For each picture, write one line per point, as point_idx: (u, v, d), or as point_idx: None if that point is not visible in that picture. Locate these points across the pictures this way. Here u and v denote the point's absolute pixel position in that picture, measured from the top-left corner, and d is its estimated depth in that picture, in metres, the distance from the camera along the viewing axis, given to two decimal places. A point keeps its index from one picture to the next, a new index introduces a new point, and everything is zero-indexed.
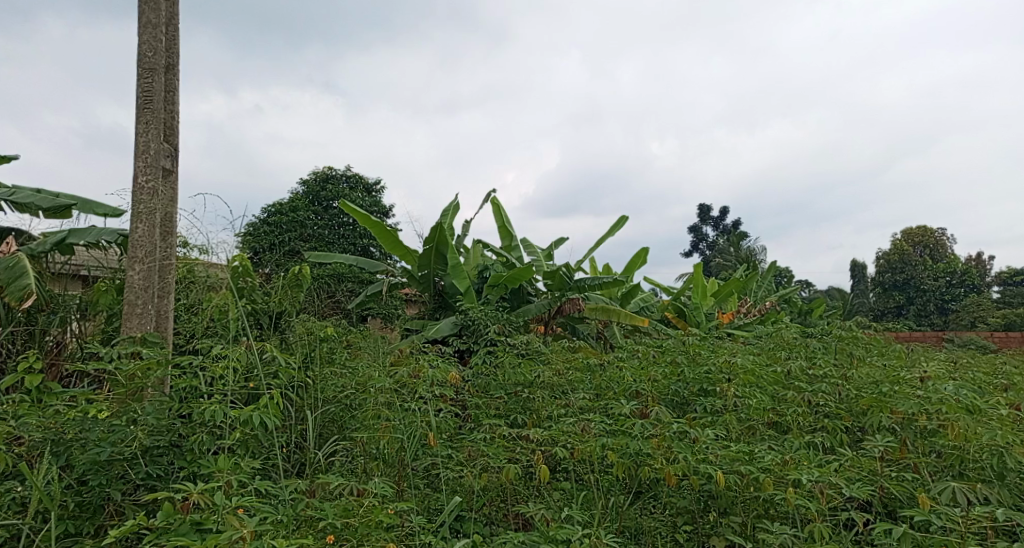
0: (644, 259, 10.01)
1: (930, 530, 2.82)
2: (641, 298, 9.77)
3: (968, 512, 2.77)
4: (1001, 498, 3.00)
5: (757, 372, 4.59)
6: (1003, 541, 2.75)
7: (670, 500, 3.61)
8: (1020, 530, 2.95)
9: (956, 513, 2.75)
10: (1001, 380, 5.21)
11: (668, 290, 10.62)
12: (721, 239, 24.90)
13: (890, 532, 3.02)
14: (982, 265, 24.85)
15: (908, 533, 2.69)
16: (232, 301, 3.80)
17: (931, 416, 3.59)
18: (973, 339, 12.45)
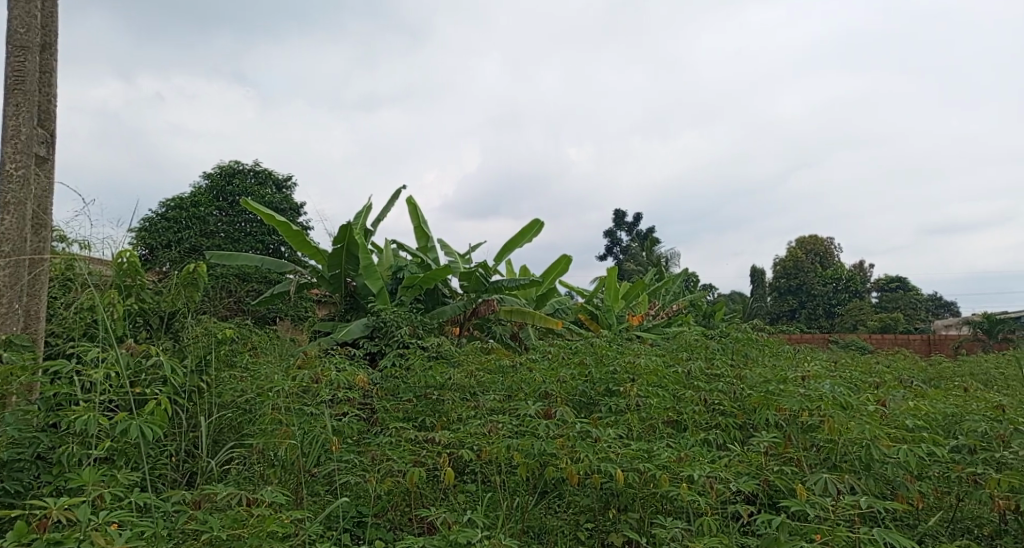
0: (560, 268, 10.20)
1: (806, 518, 3.01)
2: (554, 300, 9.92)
3: (837, 501, 2.98)
4: (864, 488, 3.27)
5: (661, 372, 4.75)
6: (868, 527, 2.97)
7: (573, 498, 3.69)
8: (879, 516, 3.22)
9: (828, 502, 2.97)
10: (876, 379, 5.64)
11: (580, 293, 10.85)
12: (631, 244, 25.64)
13: (772, 522, 3.20)
14: (865, 272, 26.73)
15: (785, 523, 2.87)
16: (102, 301, 3.54)
17: (811, 412, 3.83)
18: (854, 341, 13.41)
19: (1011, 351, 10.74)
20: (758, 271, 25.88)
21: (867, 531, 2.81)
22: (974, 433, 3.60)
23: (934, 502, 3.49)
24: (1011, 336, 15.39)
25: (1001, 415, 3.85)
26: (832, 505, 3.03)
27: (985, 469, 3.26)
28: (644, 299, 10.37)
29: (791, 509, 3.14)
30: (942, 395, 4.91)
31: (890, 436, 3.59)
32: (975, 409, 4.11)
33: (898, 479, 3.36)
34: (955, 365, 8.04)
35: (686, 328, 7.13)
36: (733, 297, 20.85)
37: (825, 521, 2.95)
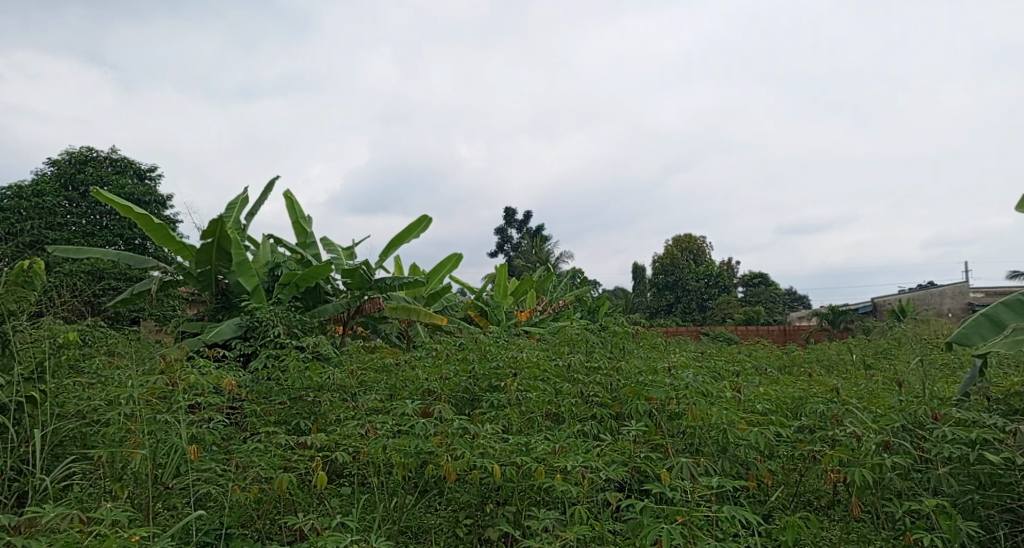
0: (451, 265, 10.15)
1: (668, 500, 3.17)
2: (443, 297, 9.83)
3: (694, 485, 3.16)
4: (716, 470, 3.50)
5: (542, 366, 4.80)
6: (720, 505, 3.17)
7: (453, 495, 3.65)
8: (731, 494, 3.46)
9: (687, 485, 3.15)
10: (736, 368, 6.02)
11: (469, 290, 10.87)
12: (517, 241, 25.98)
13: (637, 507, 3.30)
14: (732, 268, 28.51)
15: (648, 506, 3.00)
16: None
17: (675, 401, 4.04)
18: (724, 333, 14.28)
19: (855, 339, 11.81)
20: (638, 268, 26.97)
21: (721, 509, 3.01)
22: (814, 414, 3.97)
23: (782, 479, 3.72)
24: (851, 325, 16.96)
25: (839, 396, 4.23)
26: (690, 489, 3.20)
27: (820, 446, 3.57)
28: (532, 295, 10.52)
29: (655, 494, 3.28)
30: (793, 380, 5.32)
31: (745, 420, 3.86)
32: (819, 392, 4.49)
33: (749, 459, 3.61)
34: (806, 353, 8.76)
35: (569, 323, 7.30)
36: (615, 292, 21.61)
37: (687, 505, 3.11)
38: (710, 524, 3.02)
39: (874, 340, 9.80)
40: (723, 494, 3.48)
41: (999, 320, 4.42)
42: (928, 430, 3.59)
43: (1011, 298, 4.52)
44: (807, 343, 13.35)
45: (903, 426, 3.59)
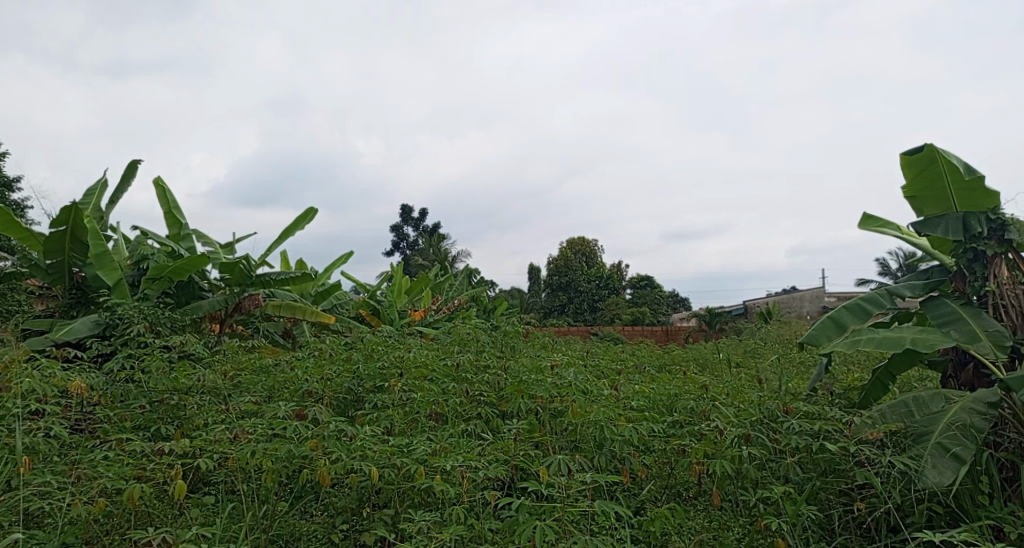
0: (344, 261, 9.80)
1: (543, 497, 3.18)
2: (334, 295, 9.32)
3: (569, 483, 3.16)
4: (587, 465, 3.53)
5: (430, 366, 4.64)
6: (591, 501, 3.21)
7: (330, 500, 3.40)
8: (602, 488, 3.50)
9: (561, 482, 3.14)
10: (620, 367, 6.13)
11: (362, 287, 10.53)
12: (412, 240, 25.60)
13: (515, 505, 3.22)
14: (621, 270, 29.44)
15: (524, 504, 3.00)
16: None
17: (554, 399, 4.05)
18: (615, 333, 14.65)
19: (735, 339, 12.42)
20: (532, 269, 27.27)
21: (592, 505, 3.04)
22: (684, 410, 4.10)
23: (655, 472, 3.77)
24: (726, 326, 17.97)
25: (710, 394, 4.39)
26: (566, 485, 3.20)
27: (689, 440, 3.70)
28: (426, 294, 10.21)
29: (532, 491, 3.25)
30: (670, 378, 5.49)
31: (623, 416, 3.92)
32: (697, 390, 4.62)
33: (625, 455, 3.65)
34: (689, 352, 9.11)
35: (463, 322, 7.13)
36: (510, 292, 21.74)
37: (564, 501, 3.11)
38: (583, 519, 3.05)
39: (749, 340, 10.34)
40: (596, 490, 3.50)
41: (840, 321, 4.73)
42: (780, 423, 3.76)
43: (851, 303, 4.84)
44: (687, 343, 13.98)
45: (761, 419, 3.76)
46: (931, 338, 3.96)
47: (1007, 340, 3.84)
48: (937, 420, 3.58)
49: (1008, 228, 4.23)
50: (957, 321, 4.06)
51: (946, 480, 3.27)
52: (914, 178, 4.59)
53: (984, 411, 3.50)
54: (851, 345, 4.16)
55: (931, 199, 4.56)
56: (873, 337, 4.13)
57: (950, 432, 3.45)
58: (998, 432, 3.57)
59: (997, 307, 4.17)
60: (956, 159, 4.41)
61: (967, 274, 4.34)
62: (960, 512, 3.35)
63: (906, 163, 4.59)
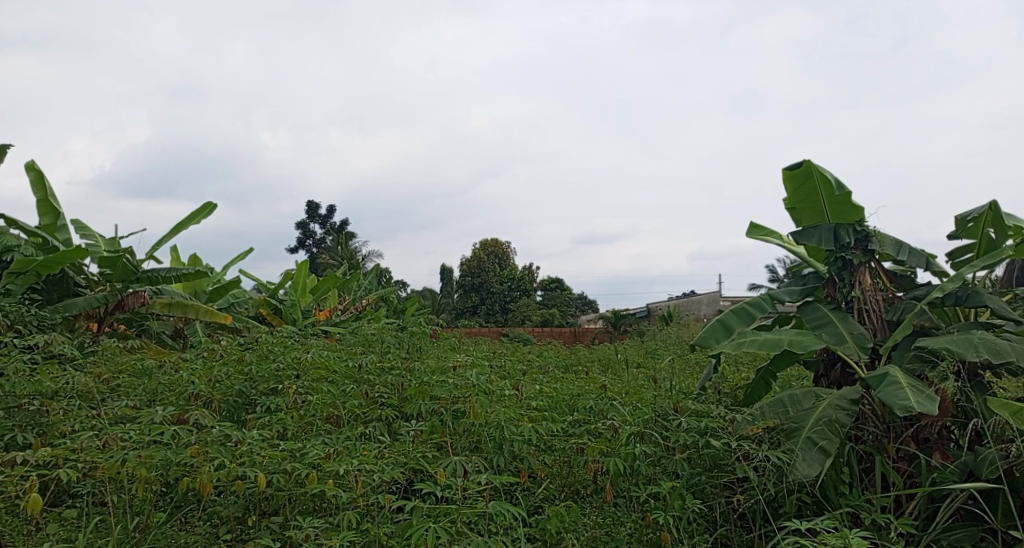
0: (242, 258, 9.41)
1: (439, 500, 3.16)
2: (230, 294, 8.95)
3: (465, 483, 3.17)
4: (484, 466, 3.53)
5: (332, 366, 4.51)
6: (486, 500, 3.23)
7: (214, 509, 3.25)
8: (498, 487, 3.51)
9: (458, 484, 3.14)
10: (525, 367, 6.18)
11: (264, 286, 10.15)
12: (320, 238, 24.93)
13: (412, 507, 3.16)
14: (532, 271, 29.72)
15: (418, 507, 2.97)
16: None
17: (456, 400, 3.98)
18: (526, 335, 14.77)
19: (644, 339, 12.80)
20: (444, 269, 27.14)
21: (485, 505, 3.06)
22: (584, 409, 4.20)
23: (553, 471, 3.83)
24: (631, 327, 18.47)
25: (608, 394, 4.52)
26: (462, 486, 3.20)
27: (585, 439, 3.81)
28: (333, 295, 9.97)
29: (429, 493, 3.23)
30: (571, 378, 5.60)
31: (524, 417, 3.96)
32: (596, 391, 4.74)
33: (522, 454, 3.69)
34: (597, 353, 9.30)
35: (369, 322, 6.96)
36: (421, 293, 21.56)
37: (458, 502, 3.11)
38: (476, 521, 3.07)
39: (656, 339, 10.67)
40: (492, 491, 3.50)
41: (728, 325, 5.00)
42: (670, 421, 3.93)
43: (737, 307, 5.12)
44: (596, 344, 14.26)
45: (653, 417, 3.92)
46: (806, 339, 4.24)
47: (870, 343, 4.18)
48: (807, 415, 3.83)
49: (872, 239, 4.62)
50: (827, 324, 4.37)
51: (813, 472, 3.50)
52: (795, 191, 4.91)
53: (849, 407, 3.77)
54: (737, 346, 4.40)
55: (810, 211, 4.91)
56: (756, 339, 4.39)
57: (819, 427, 3.69)
58: (859, 426, 3.84)
59: (860, 312, 4.50)
60: (830, 176, 4.75)
61: (837, 281, 4.67)
62: (823, 501, 3.62)
63: (788, 178, 4.89)
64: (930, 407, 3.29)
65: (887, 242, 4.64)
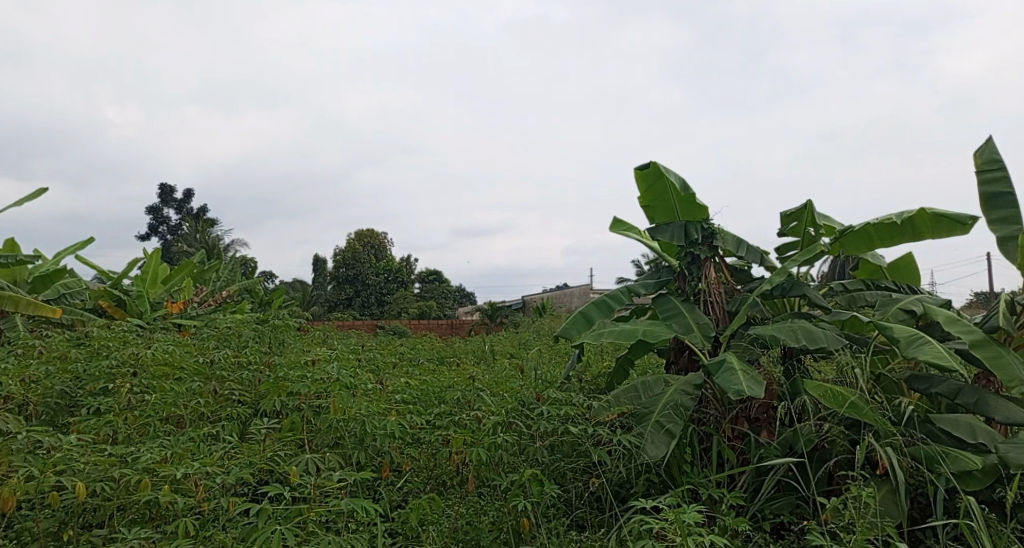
0: (81, 246, 8.61)
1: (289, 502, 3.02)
2: (64, 285, 8.17)
3: (321, 482, 3.06)
4: (341, 463, 3.41)
5: (178, 362, 4.19)
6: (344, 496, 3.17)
7: (24, 524, 2.88)
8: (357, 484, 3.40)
9: (311, 483, 3.04)
10: (394, 360, 6.07)
11: (108, 276, 9.33)
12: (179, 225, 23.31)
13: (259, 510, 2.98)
14: (410, 263, 29.35)
15: (266, 509, 2.83)
16: None
17: (317, 396, 3.77)
18: (403, 329, 14.51)
19: (525, 330, 12.95)
20: (316, 259, 26.22)
21: (337, 504, 2.96)
22: (452, 401, 4.24)
23: (417, 464, 3.78)
24: (508, 319, 18.62)
25: (477, 385, 4.54)
26: (317, 485, 3.09)
27: (450, 430, 3.78)
28: (186, 285, 9.07)
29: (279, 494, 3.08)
30: (439, 371, 5.56)
31: (389, 411, 3.87)
32: (464, 383, 4.74)
33: (385, 448, 3.59)
34: (475, 345, 9.30)
35: (229, 315, 6.55)
36: (291, 285, 20.67)
37: (310, 502, 2.98)
38: (326, 519, 2.97)
39: (536, 330, 10.83)
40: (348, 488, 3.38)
41: (589, 316, 5.18)
42: (531, 410, 4.01)
43: (598, 299, 5.32)
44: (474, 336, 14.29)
45: (517, 408, 3.98)
46: (658, 329, 4.48)
47: (712, 332, 4.48)
48: (656, 401, 4.03)
49: (716, 237, 4.95)
50: (677, 315, 4.64)
51: (660, 453, 3.70)
52: (647, 190, 5.18)
53: (693, 392, 4.02)
54: (596, 337, 4.57)
55: (661, 209, 5.21)
56: (613, 330, 4.58)
57: (666, 411, 3.90)
58: (702, 410, 4.13)
59: (705, 303, 4.83)
60: (677, 177, 5.04)
61: (687, 275, 5.02)
62: (668, 480, 3.84)
63: (641, 177, 5.14)
64: (758, 390, 3.58)
65: (728, 239, 4.97)
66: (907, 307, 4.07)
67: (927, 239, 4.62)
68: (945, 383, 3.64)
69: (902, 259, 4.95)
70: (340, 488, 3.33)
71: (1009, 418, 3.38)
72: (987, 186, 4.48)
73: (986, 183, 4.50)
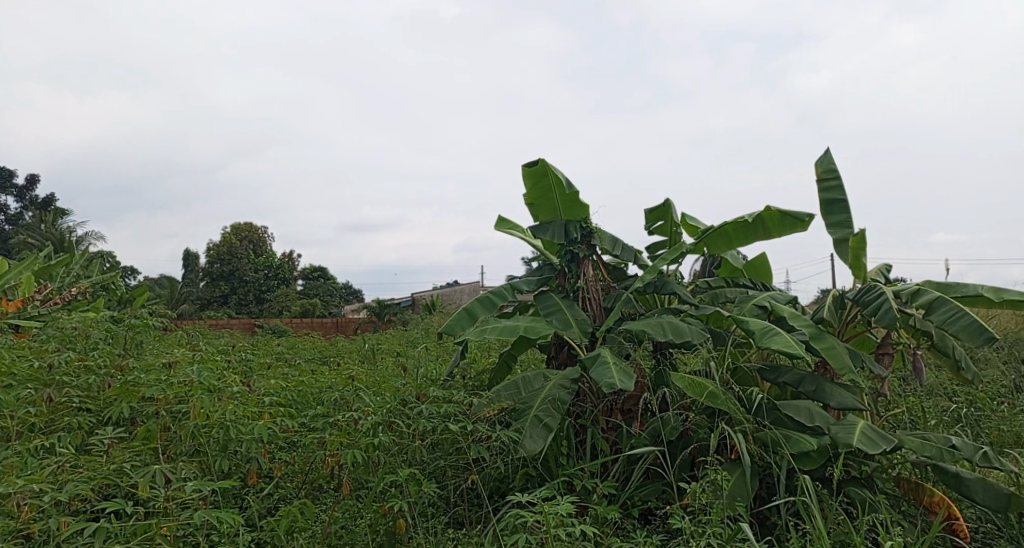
0: None
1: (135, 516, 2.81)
2: None
3: (171, 493, 2.88)
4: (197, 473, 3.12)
5: (7, 368, 3.79)
6: (195, 509, 3.00)
7: None
8: (217, 497, 3.26)
9: (159, 494, 2.85)
10: (269, 361, 5.83)
11: None
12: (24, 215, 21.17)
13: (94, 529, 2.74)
14: (293, 258, 28.29)
15: (102, 528, 2.61)
16: None
17: (176, 400, 3.53)
18: (283, 327, 13.94)
19: (412, 326, 12.81)
20: (188, 253, 24.72)
21: (187, 518, 2.79)
22: (329, 402, 4.12)
23: (292, 468, 3.70)
24: (395, 317, 18.35)
25: (354, 385, 4.45)
26: (168, 497, 2.90)
27: (325, 431, 3.67)
28: (26, 281, 8.22)
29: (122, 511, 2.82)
30: (316, 371, 5.39)
31: (259, 414, 3.71)
32: (343, 383, 4.62)
33: (252, 454, 3.44)
34: (359, 343, 9.10)
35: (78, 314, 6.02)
36: (157, 281, 19.34)
37: (161, 518, 2.80)
38: (180, 533, 2.82)
39: (424, 327, 10.74)
40: (209, 498, 3.21)
41: (473, 313, 5.21)
42: (411, 408, 3.98)
43: (481, 296, 5.36)
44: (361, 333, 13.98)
45: (395, 407, 3.92)
46: (539, 325, 4.57)
47: (589, 327, 4.63)
48: (536, 395, 4.11)
49: (594, 235, 5.11)
50: (557, 311, 4.76)
51: (538, 447, 3.78)
52: (533, 188, 5.27)
53: (570, 386, 4.14)
54: (479, 334, 4.60)
55: (545, 207, 5.32)
56: (496, 326, 4.63)
57: (544, 406, 3.99)
58: (579, 403, 4.27)
59: (583, 300, 4.98)
60: (562, 175, 5.18)
61: (566, 272, 5.14)
62: (545, 472, 3.94)
63: (526, 174, 5.23)
64: (629, 383, 3.75)
65: (605, 238, 5.18)
66: (760, 303, 4.40)
67: (777, 238, 5.00)
68: (790, 373, 3.97)
69: (757, 259, 5.33)
70: (198, 500, 3.15)
71: (842, 403, 3.74)
72: (824, 193, 4.92)
73: (824, 190, 4.93)
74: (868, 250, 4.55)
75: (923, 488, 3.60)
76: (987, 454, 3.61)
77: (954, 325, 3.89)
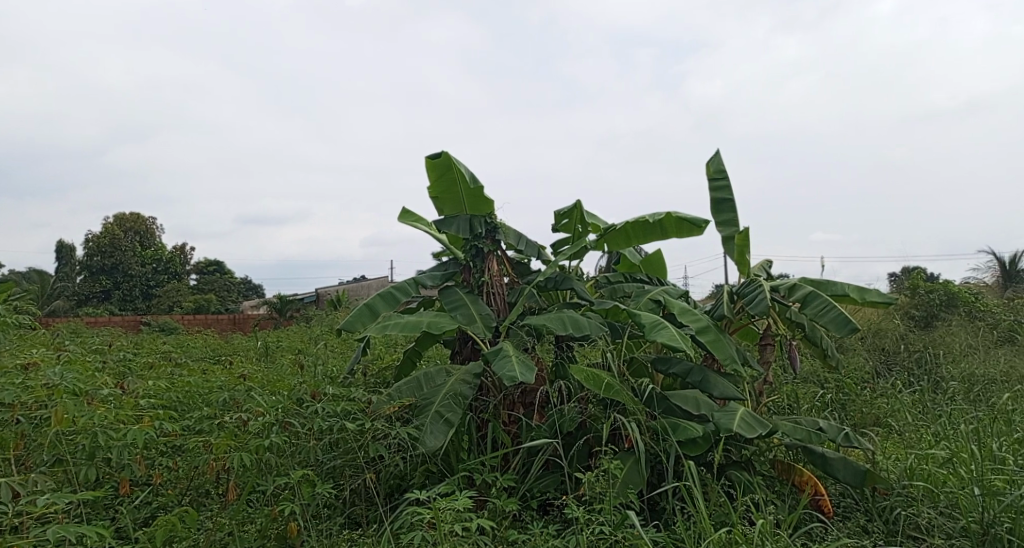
0: None
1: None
2: None
3: (23, 508, 2.63)
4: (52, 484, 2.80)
5: None
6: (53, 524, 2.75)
7: None
8: (79, 511, 3.04)
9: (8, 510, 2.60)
10: (151, 361, 5.46)
11: None
12: None
13: None
14: (186, 252, 26.80)
15: None
16: None
17: (36, 406, 3.15)
18: (173, 325, 13.15)
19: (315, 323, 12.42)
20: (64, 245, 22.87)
21: (41, 534, 2.55)
22: (217, 403, 3.84)
23: (172, 475, 3.53)
24: (296, 313, 17.74)
25: (244, 385, 4.24)
26: (20, 512, 2.68)
27: (210, 435, 3.47)
28: None
29: None
30: (201, 371, 5.10)
31: (138, 419, 3.45)
32: (233, 383, 4.39)
33: (124, 462, 3.21)
34: (255, 340, 8.71)
35: None
36: (28, 276, 17.80)
37: (11, 535, 2.56)
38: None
39: (327, 323, 10.41)
40: (68, 512, 3.00)
41: (375, 309, 5.09)
42: (304, 407, 3.84)
43: (384, 291, 5.25)
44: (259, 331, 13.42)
45: (287, 408, 3.75)
46: (443, 321, 4.49)
47: (494, 322, 4.63)
48: (438, 391, 4.06)
49: (498, 231, 5.11)
50: (462, 306, 4.72)
51: (439, 444, 3.75)
52: (438, 180, 5.19)
53: (472, 381, 4.12)
54: (380, 330, 4.51)
55: (450, 201, 5.26)
56: (398, 322, 4.52)
57: (446, 401, 3.94)
58: (482, 398, 4.25)
59: (486, 295, 4.96)
60: (467, 168, 5.12)
61: (471, 267, 5.11)
62: (445, 468, 3.92)
63: (431, 166, 5.14)
64: (530, 376, 3.77)
65: (509, 234, 5.21)
66: (654, 298, 4.54)
67: (673, 238, 5.16)
68: (680, 364, 4.11)
69: (653, 255, 5.49)
70: (59, 515, 2.94)
71: (725, 393, 3.91)
72: (714, 193, 5.14)
73: (716, 190, 5.15)
74: (751, 248, 4.78)
75: (793, 468, 3.88)
76: (849, 434, 3.89)
77: (822, 318, 4.23)
